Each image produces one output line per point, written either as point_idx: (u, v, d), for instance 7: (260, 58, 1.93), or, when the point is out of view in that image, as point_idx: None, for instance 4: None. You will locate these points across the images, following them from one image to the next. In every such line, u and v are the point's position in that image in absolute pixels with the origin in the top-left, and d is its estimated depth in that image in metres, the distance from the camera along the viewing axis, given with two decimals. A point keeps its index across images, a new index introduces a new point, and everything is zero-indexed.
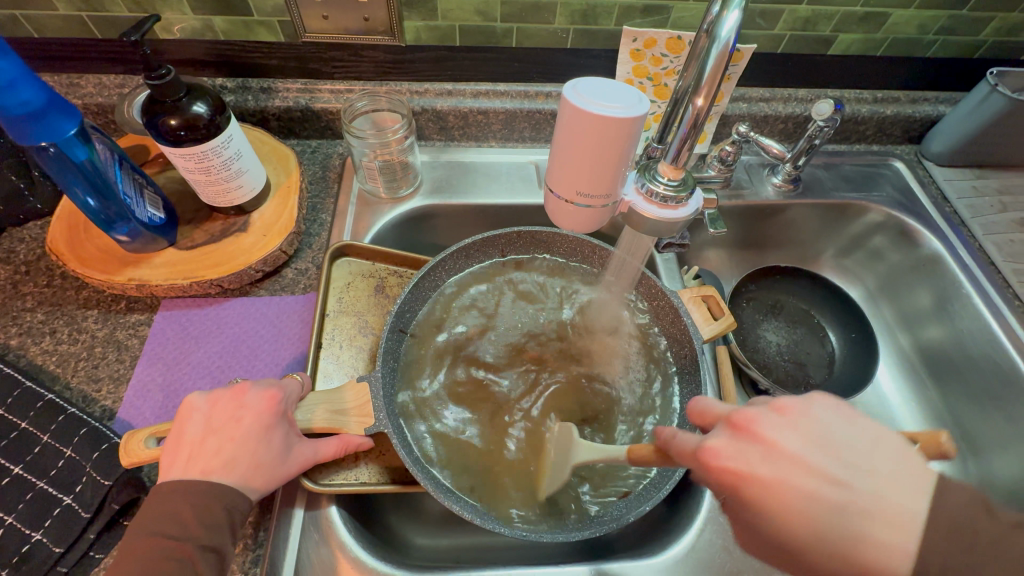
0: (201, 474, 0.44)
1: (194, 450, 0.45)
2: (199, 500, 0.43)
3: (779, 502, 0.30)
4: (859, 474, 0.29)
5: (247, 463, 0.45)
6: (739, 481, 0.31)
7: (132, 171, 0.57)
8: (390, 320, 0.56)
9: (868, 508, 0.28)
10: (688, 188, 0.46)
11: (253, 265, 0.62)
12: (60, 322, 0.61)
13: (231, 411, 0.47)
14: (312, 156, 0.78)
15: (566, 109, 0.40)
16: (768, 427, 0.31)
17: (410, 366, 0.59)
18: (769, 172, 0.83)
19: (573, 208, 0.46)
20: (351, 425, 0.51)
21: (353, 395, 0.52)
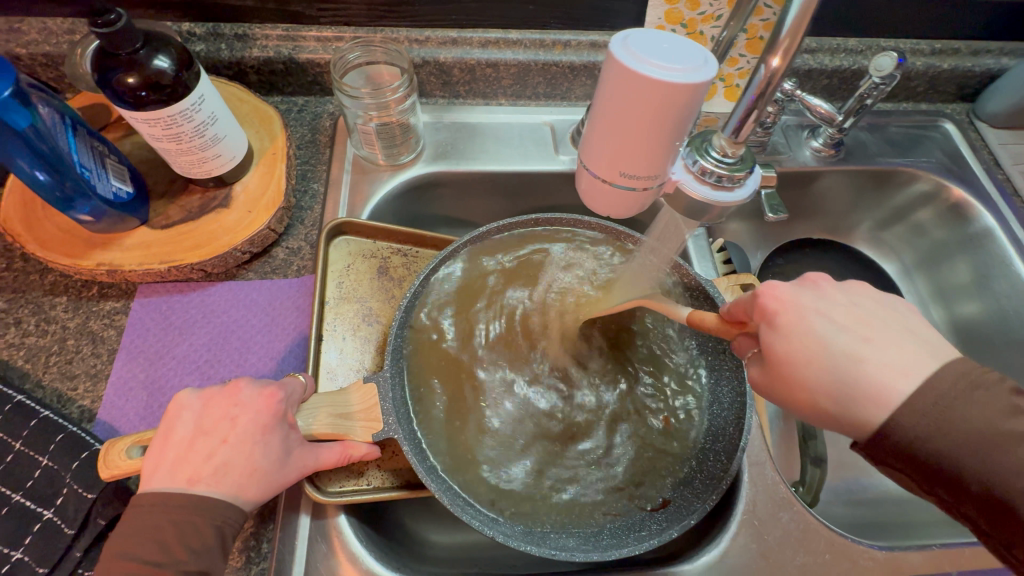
0: (187, 483, 0.39)
1: (182, 454, 0.40)
2: (183, 513, 0.38)
3: (807, 321, 0.36)
4: (879, 339, 0.34)
5: (241, 469, 0.40)
6: (780, 310, 0.37)
7: (89, 137, 0.49)
8: (399, 317, 0.51)
9: (799, 339, 0.36)
10: (746, 167, 0.39)
11: (238, 246, 0.55)
12: (24, 310, 0.54)
13: (226, 413, 0.42)
14: (299, 116, 0.69)
15: (614, 70, 0.33)
16: (822, 294, 0.38)
17: (419, 359, 0.54)
18: (808, 135, 0.75)
19: (610, 189, 0.39)
20: (357, 430, 0.46)
21: (359, 397, 0.47)
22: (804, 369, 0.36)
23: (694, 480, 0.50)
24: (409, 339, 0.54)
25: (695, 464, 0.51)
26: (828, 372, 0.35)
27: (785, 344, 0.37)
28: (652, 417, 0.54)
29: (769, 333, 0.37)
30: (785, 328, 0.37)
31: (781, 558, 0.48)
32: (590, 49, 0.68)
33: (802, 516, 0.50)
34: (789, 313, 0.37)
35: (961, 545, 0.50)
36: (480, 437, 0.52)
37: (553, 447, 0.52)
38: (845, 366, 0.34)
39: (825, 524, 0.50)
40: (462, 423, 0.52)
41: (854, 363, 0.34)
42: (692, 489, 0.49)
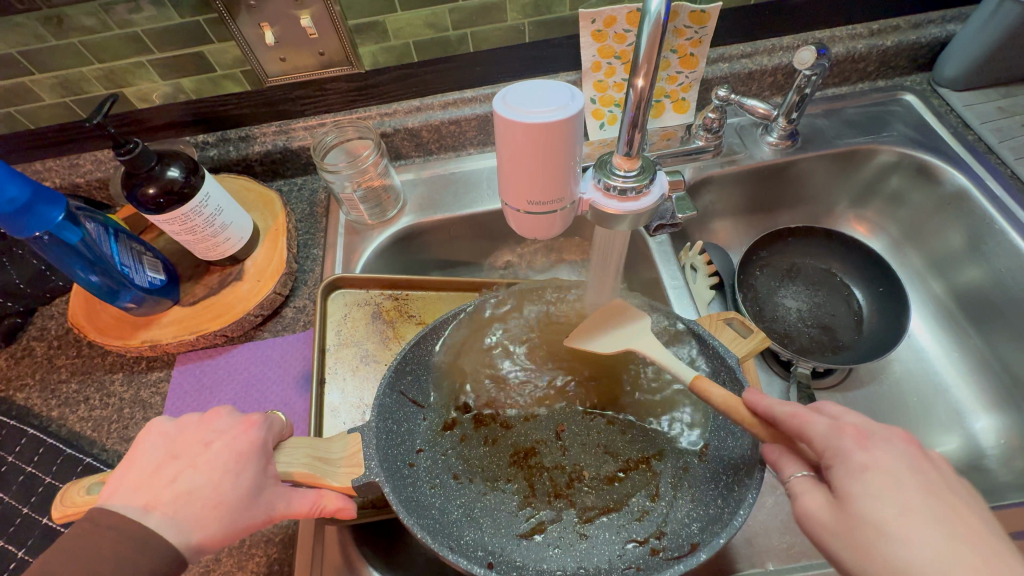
0: (145, 506, 0.40)
1: (152, 476, 0.42)
2: (125, 542, 0.37)
3: (896, 481, 0.35)
4: (974, 544, 0.32)
5: (206, 500, 0.41)
6: (865, 463, 0.36)
7: (129, 240, 0.61)
8: (384, 381, 0.52)
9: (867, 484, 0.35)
10: (648, 175, 0.44)
11: (251, 311, 0.65)
12: (91, 389, 0.66)
13: (199, 442, 0.44)
14: (299, 193, 0.80)
15: (500, 123, 0.39)
16: (915, 463, 0.36)
17: (411, 413, 0.56)
18: (762, 131, 0.78)
19: (528, 217, 0.45)
20: (337, 475, 0.46)
21: (343, 445, 0.48)
22: (880, 532, 0.34)
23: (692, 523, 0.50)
24: (401, 402, 0.55)
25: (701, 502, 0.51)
26: (909, 550, 0.33)
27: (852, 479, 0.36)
28: (642, 461, 0.56)
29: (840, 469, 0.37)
30: (868, 484, 0.35)
31: (767, 542, 0.49)
32: None
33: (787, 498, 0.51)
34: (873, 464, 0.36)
35: None
36: (466, 478, 0.55)
37: (536, 485, 0.55)
38: (931, 549, 0.32)
39: None
40: (453, 467, 0.55)
41: (947, 559, 0.32)
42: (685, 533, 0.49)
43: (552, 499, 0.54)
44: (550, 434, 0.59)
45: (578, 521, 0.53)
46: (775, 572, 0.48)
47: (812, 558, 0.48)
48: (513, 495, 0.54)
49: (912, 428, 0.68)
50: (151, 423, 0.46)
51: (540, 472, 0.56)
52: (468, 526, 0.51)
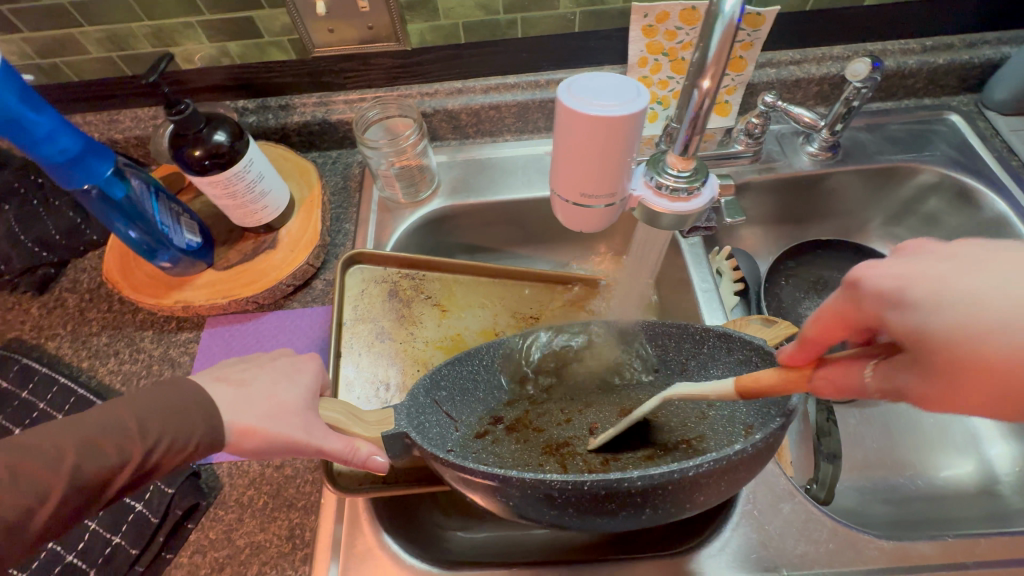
0: (216, 380, 0.46)
1: (222, 367, 0.48)
2: (191, 401, 0.43)
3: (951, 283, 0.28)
4: None
5: (264, 393, 0.46)
6: (904, 285, 0.29)
7: (168, 201, 0.61)
8: (422, 378, 0.54)
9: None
10: (700, 177, 0.45)
11: (284, 280, 0.65)
12: (121, 343, 0.67)
13: (264, 357, 0.50)
14: (333, 167, 0.80)
15: (563, 113, 0.39)
16: (928, 254, 0.30)
17: (444, 416, 0.55)
18: (803, 140, 0.77)
19: (578, 210, 0.45)
20: (368, 428, 0.46)
21: (376, 410, 0.47)
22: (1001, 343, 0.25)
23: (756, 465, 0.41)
24: (434, 409, 0.54)
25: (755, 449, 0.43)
26: None
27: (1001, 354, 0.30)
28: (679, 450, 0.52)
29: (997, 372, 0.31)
30: (928, 302, 0.28)
31: (783, 547, 0.50)
32: None
33: (805, 506, 0.52)
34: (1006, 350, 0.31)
35: (976, 535, 0.50)
36: (493, 466, 0.52)
37: (569, 467, 0.54)
38: None
39: (828, 515, 0.51)
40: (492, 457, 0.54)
41: None
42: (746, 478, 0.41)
43: (587, 475, 0.52)
44: (584, 431, 0.59)
45: None
46: None
47: (826, 565, 0.49)
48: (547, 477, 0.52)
49: (925, 448, 0.69)
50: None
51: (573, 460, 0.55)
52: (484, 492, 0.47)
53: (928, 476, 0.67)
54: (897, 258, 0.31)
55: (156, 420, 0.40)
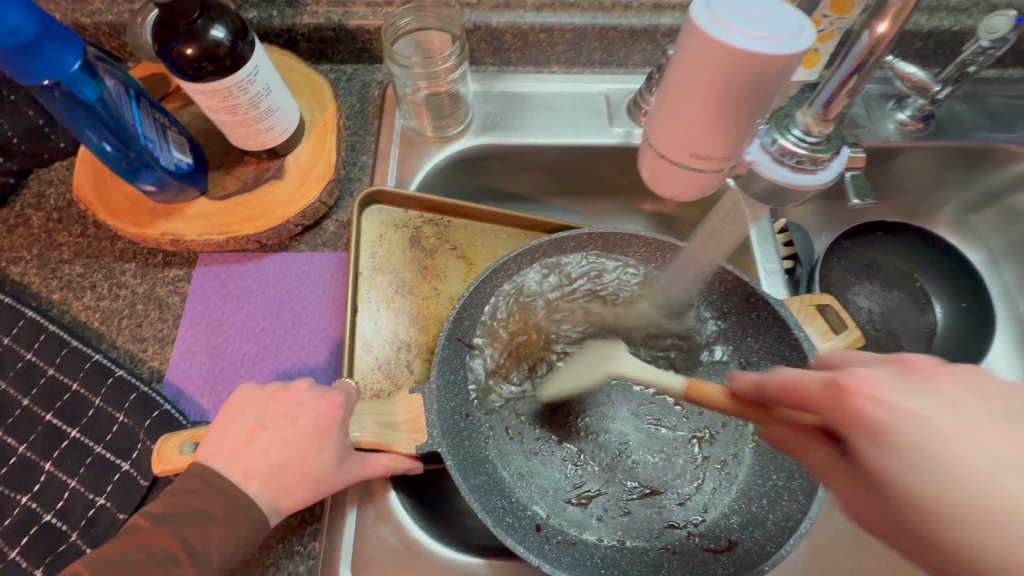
0: (242, 477, 0.40)
1: (241, 445, 0.41)
2: (229, 508, 0.39)
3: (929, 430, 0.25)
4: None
5: (295, 471, 0.41)
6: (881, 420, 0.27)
7: (151, 109, 0.51)
8: (447, 329, 0.48)
9: (934, 421, 0.25)
10: (833, 147, 0.36)
11: (291, 219, 0.56)
12: (98, 275, 0.58)
13: (284, 412, 0.43)
14: (348, 85, 0.68)
15: (698, 46, 0.29)
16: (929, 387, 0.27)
17: (472, 360, 0.52)
18: (894, 106, 0.68)
19: (678, 171, 0.37)
20: (402, 442, 0.44)
21: (404, 407, 0.45)
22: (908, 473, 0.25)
23: (765, 520, 0.45)
24: (456, 348, 0.51)
25: (766, 502, 0.46)
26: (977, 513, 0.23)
27: (851, 450, 0.28)
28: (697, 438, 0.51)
29: (917, 449, 0.25)
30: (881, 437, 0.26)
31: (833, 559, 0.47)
32: (653, 11, 0.63)
33: None
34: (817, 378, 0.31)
35: None
36: (516, 433, 0.52)
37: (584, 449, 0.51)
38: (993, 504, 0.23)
39: None
40: (509, 428, 0.51)
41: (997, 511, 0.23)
42: (764, 532, 0.45)
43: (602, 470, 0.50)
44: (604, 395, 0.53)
45: (633, 492, 0.49)
46: None
47: None
48: (569, 457, 0.51)
49: None
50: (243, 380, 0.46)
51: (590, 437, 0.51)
52: (519, 486, 0.49)
53: None
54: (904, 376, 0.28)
55: (200, 538, 0.37)
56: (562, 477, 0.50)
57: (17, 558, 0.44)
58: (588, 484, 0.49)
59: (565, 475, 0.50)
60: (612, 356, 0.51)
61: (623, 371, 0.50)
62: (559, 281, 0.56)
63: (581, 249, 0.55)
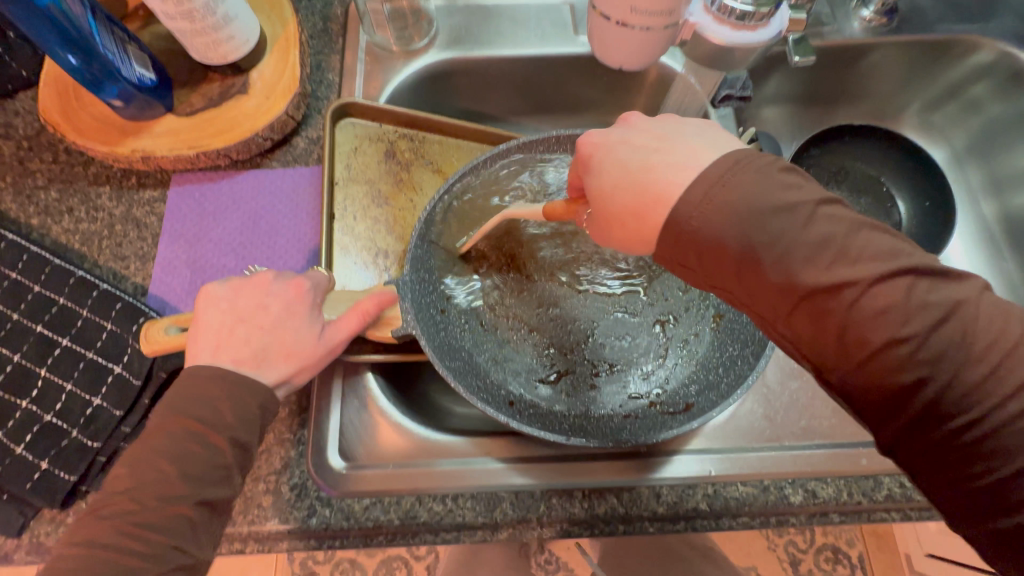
0: (232, 362, 0.43)
1: (223, 335, 0.44)
2: (229, 388, 0.42)
3: (633, 165, 0.34)
4: (699, 159, 0.32)
5: (281, 349, 0.45)
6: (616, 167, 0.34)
7: (109, 21, 0.50)
8: (418, 229, 0.51)
9: (685, 161, 0.32)
10: (773, 2, 0.36)
11: (260, 132, 0.56)
12: (74, 200, 0.59)
13: (257, 298, 0.46)
14: (310, 3, 0.67)
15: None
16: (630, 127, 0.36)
17: (446, 259, 0.55)
18: (858, 2, 0.67)
19: (625, 33, 0.37)
20: (379, 327, 0.49)
21: (379, 297, 0.50)
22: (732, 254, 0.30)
23: (721, 384, 0.50)
24: (430, 250, 0.54)
25: (723, 370, 0.50)
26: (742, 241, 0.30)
27: (609, 185, 0.34)
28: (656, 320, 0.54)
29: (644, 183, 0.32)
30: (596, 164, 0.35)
31: (787, 422, 0.50)
32: None
33: (811, 384, 0.52)
34: (600, 150, 0.35)
35: None
36: (491, 325, 0.55)
37: (554, 334, 0.54)
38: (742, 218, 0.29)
39: None
40: (484, 321, 0.55)
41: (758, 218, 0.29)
42: (717, 392, 0.49)
43: (571, 353, 0.54)
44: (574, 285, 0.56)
45: (600, 371, 0.53)
46: (790, 447, 0.49)
47: (827, 437, 0.50)
48: (541, 343, 0.54)
49: None
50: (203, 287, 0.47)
51: (558, 325, 0.55)
52: (494, 369, 0.53)
53: None
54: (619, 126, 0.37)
55: (221, 410, 0.41)
56: (534, 360, 0.54)
57: (23, 453, 0.47)
58: (557, 365, 0.53)
59: (539, 363, 0.53)
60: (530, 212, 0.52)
61: (518, 213, 0.53)
62: (523, 185, 0.58)
63: (549, 153, 0.57)
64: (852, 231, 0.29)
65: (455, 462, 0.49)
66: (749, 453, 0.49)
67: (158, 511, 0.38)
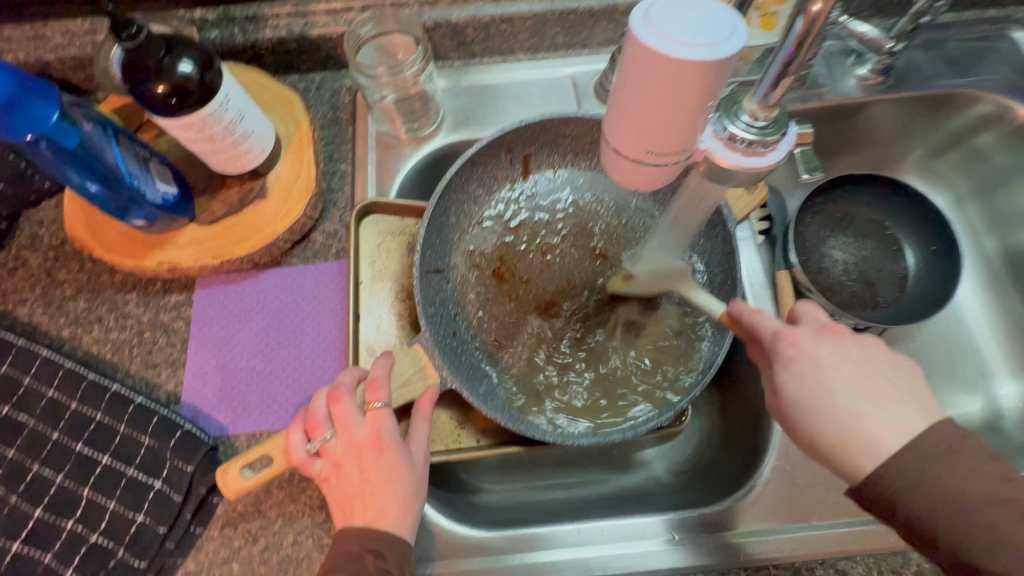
0: (367, 524, 0.45)
1: (348, 500, 0.46)
2: (376, 545, 0.44)
3: (823, 373, 0.39)
4: (879, 400, 0.37)
5: (393, 486, 0.46)
6: (800, 357, 0.40)
7: (130, 143, 0.52)
8: (421, 260, 0.57)
9: (886, 422, 0.36)
10: (781, 128, 0.38)
11: (280, 235, 0.58)
12: (103, 308, 0.60)
13: (347, 439, 0.47)
14: (318, 94, 0.69)
15: (646, 54, 0.31)
16: (839, 344, 0.40)
17: (447, 282, 0.62)
18: (854, 61, 0.69)
19: (637, 167, 0.39)
20: (422, 386, 0.52)
21: (411, 360, 0.53)
22: (835, 425, 0.37)
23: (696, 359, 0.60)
24: (431, 276, 0.60)
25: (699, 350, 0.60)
26: (835, 428, 0.37)
27: (804, 404, 0.39)
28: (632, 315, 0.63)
29: (803, 378, 0.39)
30: (798, 369, 0.40)
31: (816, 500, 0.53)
32: None
33: None
34: (812, 365, 0.39)
35: None
36: (495, 341, 0.61)
37: (554, 344, 0.62)
38: (872, 432, 0.36)
39: None
40: (491, 337, 0.61)
41: (855, 420, 0.37)
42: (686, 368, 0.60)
43: (573, 358, 0.61)
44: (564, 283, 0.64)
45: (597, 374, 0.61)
46: (818, 526, 0.52)
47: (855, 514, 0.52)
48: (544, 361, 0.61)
49: (934, 388, 0.71)
50: (292, 448, 0.48)
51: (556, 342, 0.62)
52: (504, 381, 0.60)
53: None
54: (818, 331, 0.41)
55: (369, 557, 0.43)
56: (537, 371, 0.61)
57: None
58: (556, 365, 0.61)
59: (543, 370, 0.61)
60: (675, 266, 0.57)
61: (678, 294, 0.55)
62: (507, 212, 0.66)
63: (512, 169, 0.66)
64: (957, 441, 0.36)
65: (493, 558, 0.51)
66: (778, 535, 0.51)
67: None
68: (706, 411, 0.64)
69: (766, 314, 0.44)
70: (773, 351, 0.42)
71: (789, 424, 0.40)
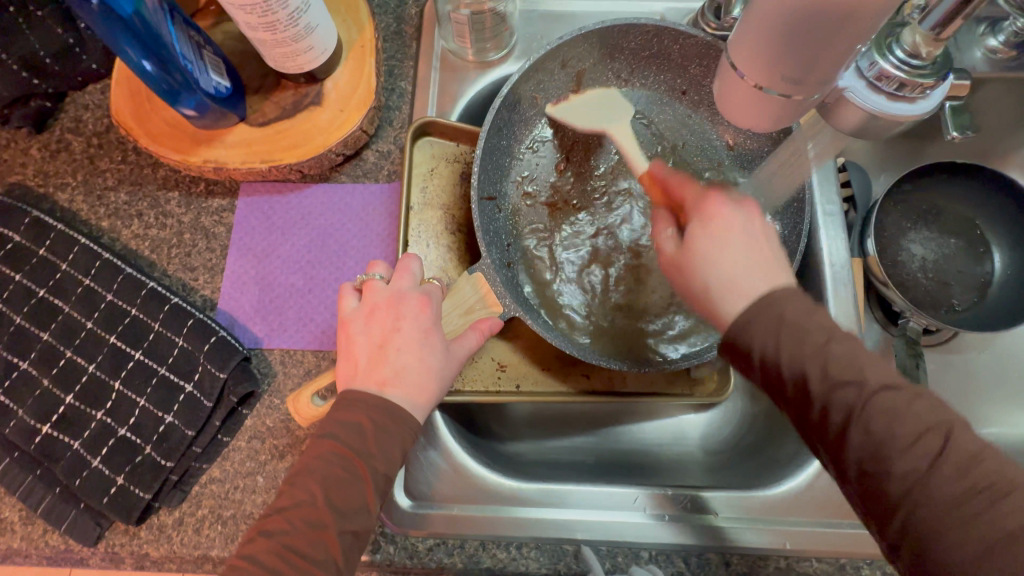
0: (379, 386, 0.41)
1: (368, 359, 0.42)
2: (378, 412, 0.40)
3: (728, 229, 0.40)
4: (763, 260, 0.38)
5: (418, 372, 0.42)
6: (709, 214, 0.41)
7: (185, 26, 0.48)
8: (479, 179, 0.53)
9: (757, 274, 0.38)
10: (939, 72, 0.33)
11: (333, 147, 0.54)
12: (143, 204, 0.58)
13: (390, 317, 0.44)
14: (383, 2, 0.63)
15: None
16: (748, 216, 0.41)
17: (502, 213, 0.59)
18: (986, 30, 0.61)
19: (758, 97, 0.34)
20: (481, 310, 0.48)
21: (474, 287, 0.48)
22: (722, 268, 0.39)
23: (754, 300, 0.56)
24: (486, 204, 0.56)
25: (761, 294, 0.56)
26: (719, 270, 0.39)
27: (703, 251, 0.40)
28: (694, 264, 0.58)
29: (713, 231, 0.40)
30: (706, 226, 0.41)
31: None
32: None
33: None
34: (723, 223, 0.40)
35: None
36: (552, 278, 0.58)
37: (613, 282, 0.58)
38: (746, 283, 0.37)
39: None
40: (549, 272, 0.58)
41: (738, 267, 0.38)
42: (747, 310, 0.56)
43: (633, 302, 0.58)
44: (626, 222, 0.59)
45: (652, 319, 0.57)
46: None
47: None
48: (601, 300, 0.58)
49: (998, 403, 0.67)
50: (344, 286, 0.47)
51: (613, 286, 0.58)
52: (562, 319, 0.57)
53: (998, 430, 0.65)
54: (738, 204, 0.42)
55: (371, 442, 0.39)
56: (594, 312, 0.58)
57: (100, 466, 0.48)
58: (610, 305, 0.58)
59: (601, 311, 0.57)
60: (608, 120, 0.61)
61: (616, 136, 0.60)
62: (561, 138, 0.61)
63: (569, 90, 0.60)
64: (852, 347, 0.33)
65: (518, 509, 0.49)
66: (826, 528, 0.48)
67: (305, 536, 0.37)
68: (754, 393, 0.60)
69: (688, 187, 0.46)
70: (696, 209, 0.42)
71: (681, 273, 0.41)
